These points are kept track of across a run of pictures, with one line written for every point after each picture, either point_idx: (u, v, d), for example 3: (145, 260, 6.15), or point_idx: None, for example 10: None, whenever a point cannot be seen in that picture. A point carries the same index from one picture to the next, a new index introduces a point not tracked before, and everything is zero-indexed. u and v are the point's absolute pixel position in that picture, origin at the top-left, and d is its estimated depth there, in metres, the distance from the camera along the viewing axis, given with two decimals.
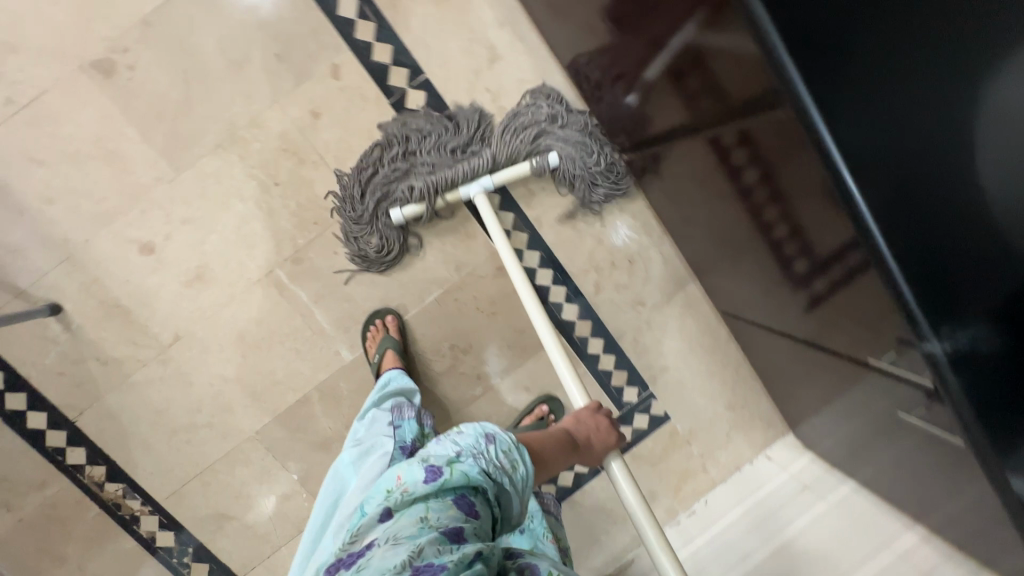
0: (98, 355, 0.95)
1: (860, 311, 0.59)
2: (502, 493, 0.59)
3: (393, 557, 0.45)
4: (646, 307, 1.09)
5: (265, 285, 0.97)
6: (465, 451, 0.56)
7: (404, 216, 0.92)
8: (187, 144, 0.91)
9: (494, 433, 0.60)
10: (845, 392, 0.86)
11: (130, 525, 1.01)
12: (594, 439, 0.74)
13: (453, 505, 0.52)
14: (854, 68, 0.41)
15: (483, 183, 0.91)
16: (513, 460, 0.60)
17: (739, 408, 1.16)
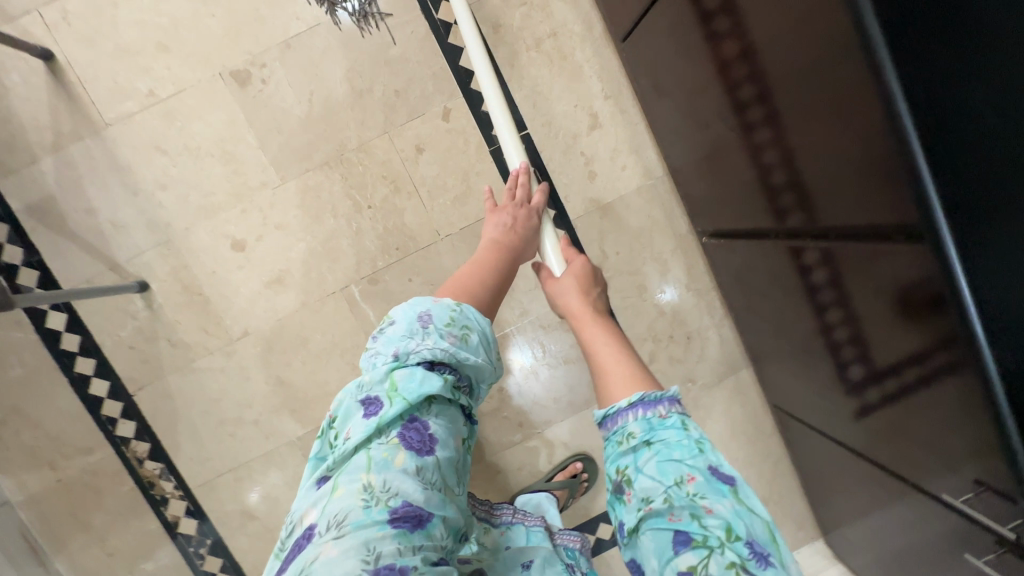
0: (170, 337, 0.99)
1: (935, 439, 0.66)
2: (462, 370, 0.63)
3: (343, 564, 0.45)
4: (695, 385, 1.10)
5: (338, 297, 1.01)
6: (403, 354, 0.60)
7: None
8: (298, 157, 0.97)
9: (430, 314, 0.64)
10: (894, 514, 0.86)
11: (158, 506, 1.03)
12: (520, 226, 0.84)
13: (401, 443, 0.55)
14: (1005, 250, 0.49)
15: None
16: (462, 330, 0.64)
17: (771, 503, 1.14)
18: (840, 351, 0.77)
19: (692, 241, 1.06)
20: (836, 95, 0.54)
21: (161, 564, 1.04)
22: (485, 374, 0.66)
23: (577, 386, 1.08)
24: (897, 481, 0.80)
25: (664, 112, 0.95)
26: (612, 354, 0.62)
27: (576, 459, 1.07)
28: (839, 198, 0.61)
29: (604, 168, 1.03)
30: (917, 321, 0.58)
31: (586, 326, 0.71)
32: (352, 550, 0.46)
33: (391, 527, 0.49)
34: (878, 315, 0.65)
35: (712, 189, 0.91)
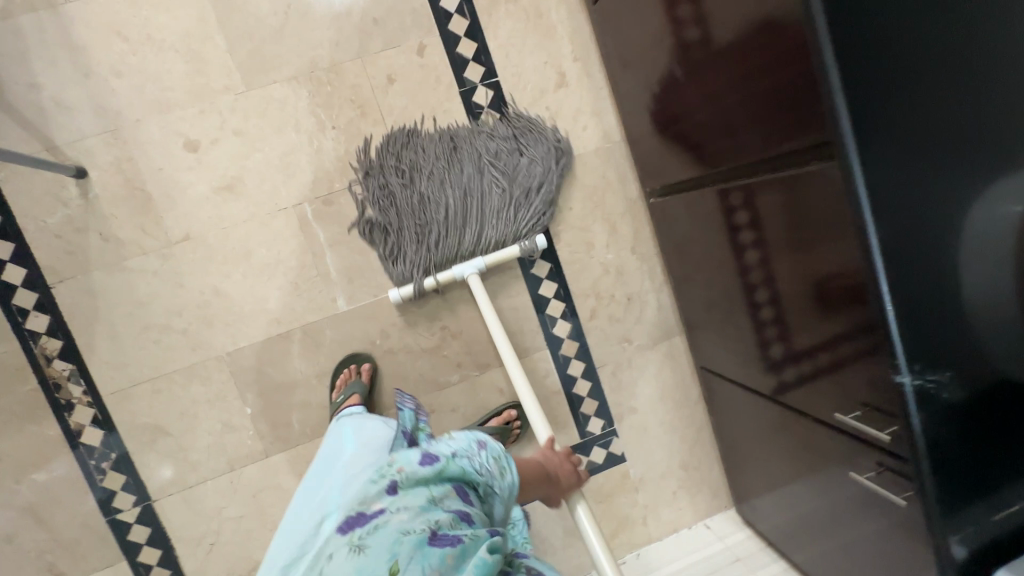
0: (103, 231, 0.95)
1: (829, 359, 0.73)
2: (489, 492, 0.66)
3: (411, 521, 0.55)
4: (631, 345, 1.14)
5: (289, 214, 1.00)
6: (461, 452, 0.64)
7: (401, 296, 0.99)
8: (267, 68, 0.97)
9: (486, 439, 0.67)
10: (800, 459, 0.92)
11: (61, 411, 0.96)
12: (560, 475, 0.80)
13: (451, 494, 0.60)
14: (895, 149, 0.57)
15: (477, 265, 0.99)
16: (503, 466, 0.67)
17: (691, 469, 1.19)
18: (756, 297, 0.86)
19: (641, 207, 1.12)
20: (773, 39, 0.63)
21: (54, 475, 0.97)
22: (503, 512, 0.67)
23: (520, 335, 1.10)
24: (806, 425, 0.87)
25: (626, 76, 1.02)
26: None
27: (510, 407, 1.08)
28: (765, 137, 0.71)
29: (566, 124, 1.08)
30: (824, 249, 0.66)
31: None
32: (417, 517, 0.56)
33: (447, 517, 0.58)
34: (791, 253, 0.74)
35: (662, 148, 0.98)
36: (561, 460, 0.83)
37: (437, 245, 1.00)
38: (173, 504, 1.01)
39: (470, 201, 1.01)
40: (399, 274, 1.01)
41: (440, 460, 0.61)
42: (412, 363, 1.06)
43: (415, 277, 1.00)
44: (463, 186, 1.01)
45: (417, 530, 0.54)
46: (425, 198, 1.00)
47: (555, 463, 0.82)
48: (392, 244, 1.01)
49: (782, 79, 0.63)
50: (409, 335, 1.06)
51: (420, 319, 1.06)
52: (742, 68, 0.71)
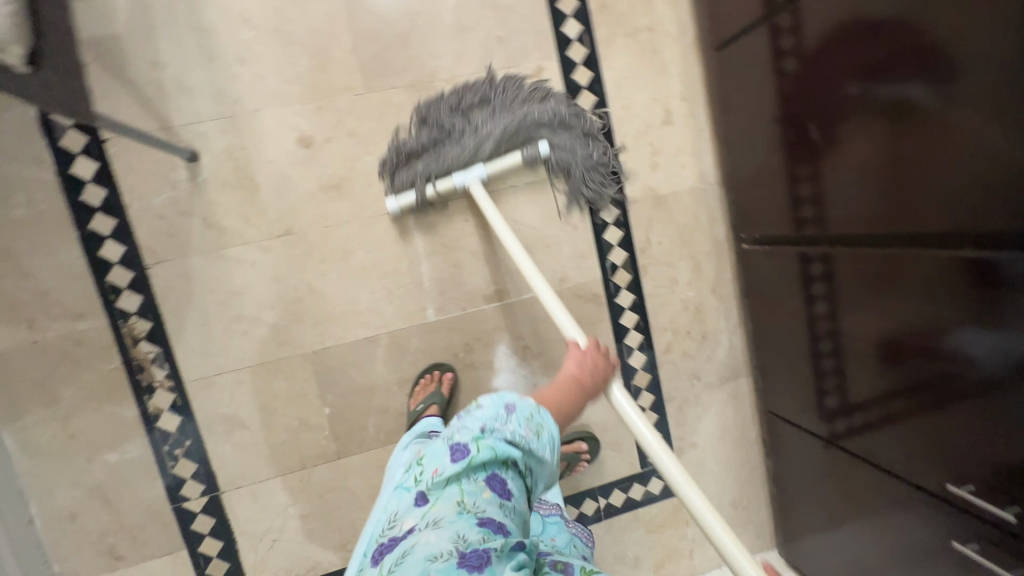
0: (206, 217, 0.93)
1: (965, 434, 0.77)
2: (531, 457, 0.65)
3: (438, 543, 0.54)
4: (700, 382, 1.17)
5: (391, 220, 1.00)
6: (488, 427, 0.63)
7: (399, 205, 0.97)
8: (389, 72, 0.97)
9: (514, 402, 0.66)
10: (879, 512, 0.96)
11: (141, 394, 0.94)
12: (593, 372, 0.76)
13: (485, 487, 0.60)
14: None
15: (477, 172, 0.95)
16: (538, 425, 0.66)
17: (740, 507, 1.22)
18: (817, 342, 0.99)
19: (726, 249, 1.14)
20: (976, 130, 0.65)
21: (126, 458, 0.95)
22: (549, 468, 0.68)
23: None
24: (872, 472, 0.96)
25: (735, 123, 1.04)
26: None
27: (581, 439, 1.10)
28: (867, 210, 0.83)
29: (667, 161, 1.10)
30: (920, 315, 0.79)
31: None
32: (447, 535, 0.55)
33: (479, 526, 0.56)
34: (874, 312, 0.87)
35: (768, 198, 1.01)
36: (585, 362, 0.77)
37: (442, 162, 0.96)
38: (240, 497, 1.00)
39: (470, 117, 0.97)
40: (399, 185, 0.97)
41: (468, 448, 0.62)
42: (490, 379, 1.07)
43: (417, 184, 0.97)
44: (505, 122, 0.97)
45: (445, 555, 0.53)
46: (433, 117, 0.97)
47: (580, 365, 0.77)
48: (396, 159, 0.97)
49: (988, 171, 0.65)
50: (491, 350, 1.06)
51: (504, 337, 1.07)
52: (924, 145, 0.72)
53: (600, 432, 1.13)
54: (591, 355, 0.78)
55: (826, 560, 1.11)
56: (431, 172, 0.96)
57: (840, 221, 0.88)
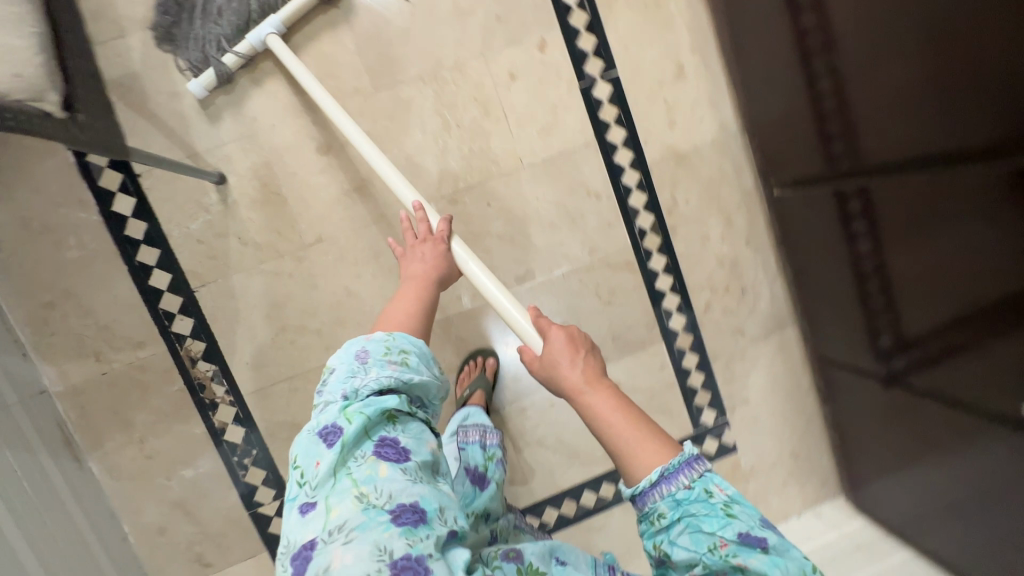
0: (241, 235, 0.97)
1: None
2: (408, 392, 0.66)
3: (362, 562, 0.52)
4: (744, 337, 1.15)
5: (416, 215, 1.01)
6: (351, 393, 0.63)
7: (205, 86, 0.91)
8: (394, 68, 0.98)
9: (365, 351, 0.66)
10: (954, 450, 0.92)
11: (205, 410, 0.99)
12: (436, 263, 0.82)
13: (379, 458, 0.60)
14: None
15: (271, 23, 0.90)
16: (399, 354, 0.67)
17: (800, 459, 1.20)
18: (865, 281, 0.96)
19: (758, 199, 1.11)
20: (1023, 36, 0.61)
21: (200, 471, 1.00)
22: (435, 387, 0.70)
23: (636, 329, 1.11)
24: (938, 407, 0.92)
25: (752, 67, 1.01)
26: (574, 369, 0.63)
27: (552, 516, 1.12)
28: (901, 135, 0.79)
29: (684, 117, 1.07)
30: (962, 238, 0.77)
31: (584, 395, 0.62)
32: (366, 549, 0.53)
33: (395, 522, 0.55)
34: (918, 241, 0.84)
35: (798, 140, 0.97)
36: (426, 240, 0.84)
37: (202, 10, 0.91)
38: None
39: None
40: (188, 49, 0.92)
41: (343, 427, 0.60)
42: None
43: (212, 57, 0.91)
44: None
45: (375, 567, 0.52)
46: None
47: (428, 248, 0.82)
48: (161, 21, 0.91)
49: None
50: None
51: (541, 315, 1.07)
52: (963, 60, 0.67)
53: (648, 398, 1.13)
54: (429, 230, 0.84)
55: (898, 502, 1.08)
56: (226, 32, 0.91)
57: (876, 152, 0.84)
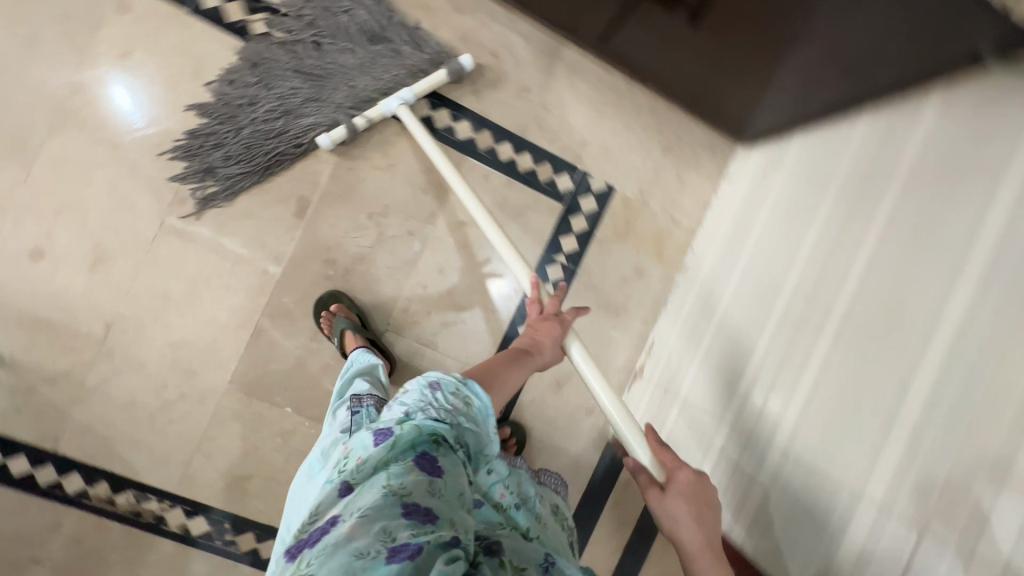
0: (45, 377, 0.94)
1: None
2: (464, 433, 0.65)
3: (366, 540, 0.49)
4: (533, 91, 1.07)
5: (165, 238, 0.96)
6: (414, 409, 0.63)
7: (333, 141, 0.97)
8: (23, 136, 0.91)
9: (438, 380, 0.68)
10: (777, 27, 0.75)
11: (159, 527, 0.99)
12: (541, 340, 0.81)
13: (415, 465, 0.59)
14: None
15: (402, 96, 0.97)
16: (465, 398, 0.68)
17: (674, 148, 1.12)
18: None
19: None
20: None
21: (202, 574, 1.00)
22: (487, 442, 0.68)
23: (437, 166, 1.04)
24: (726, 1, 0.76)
25: None
26: (694, 531, 0.61)
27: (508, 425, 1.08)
28: None
29: None
30: None
31: (694, 562, 0.60)
32: (373, 530, 0.50)
33: (406, 519, 0.52)
34: None
35: None
36: (550, 319, 0.83)
37: (367, 95, 0.98)
38: None
39: (331, 49, 0.97)
40: (316, 127, 0.97)
41: (394, 430, 0.61)
42: (375, 265, 1.03)
43: (339, 115, 0.97)
44: (261, 82, 0.96)
45: (375, 551, 0.48)
46: (323, 56, 0.97)
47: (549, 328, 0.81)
48: (286, 133, 0.96)
49: None
50: (348, 245, 1.02)
51: (346, 224, 1.02)
52: None
53: (500, 212, 1.06)
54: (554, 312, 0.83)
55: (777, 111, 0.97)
56: (352, 103, 0.97)
57: None
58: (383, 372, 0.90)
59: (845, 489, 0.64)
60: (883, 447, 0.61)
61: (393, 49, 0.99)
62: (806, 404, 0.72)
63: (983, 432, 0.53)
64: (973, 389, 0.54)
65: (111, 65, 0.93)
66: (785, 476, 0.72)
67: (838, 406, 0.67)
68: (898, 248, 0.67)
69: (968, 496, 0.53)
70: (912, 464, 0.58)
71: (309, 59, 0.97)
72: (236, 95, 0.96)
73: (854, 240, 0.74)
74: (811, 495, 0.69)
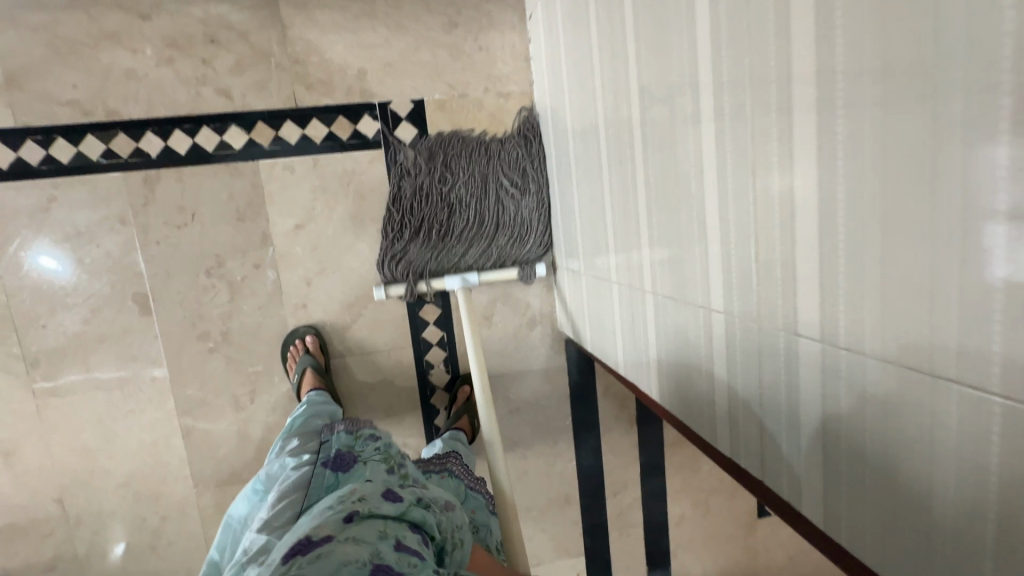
0: (43, 567, 0.98)
1: None
2: (446, 553, 0.54)
3: (357, 553, 0.44)
4: (278, 52, 0.92)
5: (48, 402, 0.94)
6: (422, 501, 0.56)
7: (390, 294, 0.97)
8: None
9: (451, 504, 0.61)
10: None
11: None
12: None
13: (409, 527, 0.51)
14: None
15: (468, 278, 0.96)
16: (460, 538, 0.58)
17: (459, 18, 0.95)
18: None
19: None
20: None
21: None
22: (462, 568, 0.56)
23: (237, 188, 0.94)
24: None
25: None
26: None
27: (464, 382, 1.05)
28: None
29: None
30: None
31: None
32: (366, 550, 0.44)
33: (398, 551, 0.46)
34: None
35: None
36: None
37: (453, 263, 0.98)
38: None
39: (526, 228, 0.99)
40: (387, 274, 0.98)
41: (404, 498, 0.53)
42: (249, 314, 0.98)
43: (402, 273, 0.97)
44: (441, 199, 0.96)
45: (362, 561, 0.43)
46: (523, 234, 0.99)
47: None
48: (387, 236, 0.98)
49: None
50: (209, 311, 0.96)
51: (194, 294, 0.96)
52: None
53: (326, 194, 0.97)
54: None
55: None
56: (427, 268, 0.97)
57: None
58: (334, 409, 0.89)
59: (693, 310, 0.52)
60: (702, 235, 0.49)
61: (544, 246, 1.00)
62: (644, 226, 0.59)
63: (763, 155, 0.40)
64: (740, 111, 0.41)
65: (83, 148, 0.89)
66: (655, 320, 0.60)
67: (664, 212, 0.55)
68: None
69: (772, 257, 0.40)
70: (727, 241, 0.45)
71: (491, 232, 0.98)
72: (417, 206, 0.97)
73: (617, 11, 0.59)
74: (676, 333, 0.56)
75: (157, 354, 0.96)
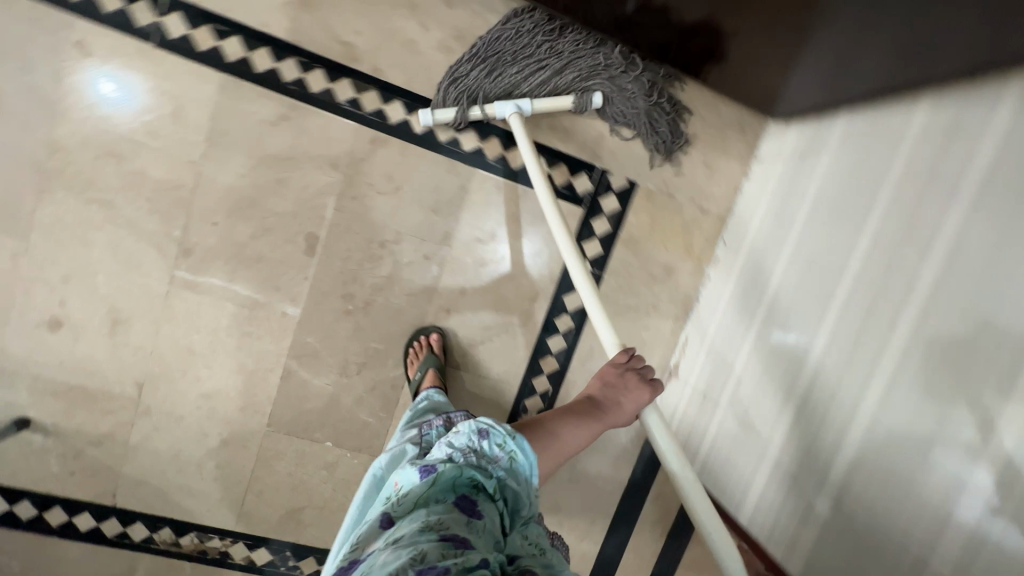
0: (90, 439, 0.96)
1: None
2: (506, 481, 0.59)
3: (396, 557, 0.47)
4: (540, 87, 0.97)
5: (178, 292, 0.93)
6: (456, 452, 0.59)
7: (436, 120, 0.91)
8: (17, 208, 0.87)
9: (487, 424, 0.61)
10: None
11: (225, 561, 1.04)
12: (621, 400, 0.75)
13: (454, 507, 0.54)
14: None
15: (523, 105, 0.91)
16: (513, 451, 0.60)
17: (700, 134, 1.03)
18: None
19: None
20: None
21: None
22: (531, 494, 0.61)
23: (446, 182, 0.97)
24: None
25: None
26: None
27: None
28: None
29: None
30: None
31: None
32: (405, 550, 0.48)
33: (441, 542, 0.48)
34: None
35: None
36: (624, 379, 0.77)
37: (507, 87, 0.93)
38: None
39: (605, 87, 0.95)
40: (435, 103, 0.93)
41: (436, 467, 0.58)
42: (396, 295, 0.99)
43: (455, 99, 0.92)
44: (535, 50, 0.93)
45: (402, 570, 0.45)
46: (596, 85, 0.95)
47: (614, 381, 0.77)
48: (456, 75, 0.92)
49: None
50: (364, 277, 0.98)
51: (359, 255, 0.97)
52: None
53: (517, 223, 1.00)
54: (641, 375, 0.78)
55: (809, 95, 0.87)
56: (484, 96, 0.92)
57: None
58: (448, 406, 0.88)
59: (901, 540, 0.60)
60: (945, 497, 0.56)
61: (615, 108, 0.97)
62: (858, 438, 0.66)
63: None
64: None
65: (333, 87, 0.91)
66: (838, 524, 0.68)
67: (898, 442, 0.61)
68: (976, 253, 0.58)
69: None
70: (983, 529, 0.52)
71: (550, 72, 0.94)
72: (486, 42, 0.92)
73: (912, 259, 0.65)
74: (863, 545, 0.64)
75: (299, 294, 0.96)
